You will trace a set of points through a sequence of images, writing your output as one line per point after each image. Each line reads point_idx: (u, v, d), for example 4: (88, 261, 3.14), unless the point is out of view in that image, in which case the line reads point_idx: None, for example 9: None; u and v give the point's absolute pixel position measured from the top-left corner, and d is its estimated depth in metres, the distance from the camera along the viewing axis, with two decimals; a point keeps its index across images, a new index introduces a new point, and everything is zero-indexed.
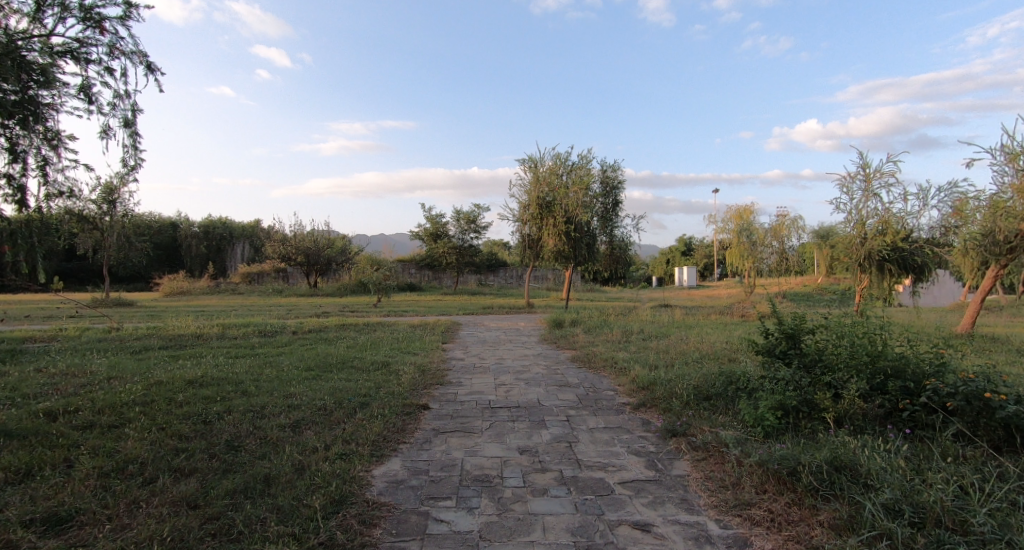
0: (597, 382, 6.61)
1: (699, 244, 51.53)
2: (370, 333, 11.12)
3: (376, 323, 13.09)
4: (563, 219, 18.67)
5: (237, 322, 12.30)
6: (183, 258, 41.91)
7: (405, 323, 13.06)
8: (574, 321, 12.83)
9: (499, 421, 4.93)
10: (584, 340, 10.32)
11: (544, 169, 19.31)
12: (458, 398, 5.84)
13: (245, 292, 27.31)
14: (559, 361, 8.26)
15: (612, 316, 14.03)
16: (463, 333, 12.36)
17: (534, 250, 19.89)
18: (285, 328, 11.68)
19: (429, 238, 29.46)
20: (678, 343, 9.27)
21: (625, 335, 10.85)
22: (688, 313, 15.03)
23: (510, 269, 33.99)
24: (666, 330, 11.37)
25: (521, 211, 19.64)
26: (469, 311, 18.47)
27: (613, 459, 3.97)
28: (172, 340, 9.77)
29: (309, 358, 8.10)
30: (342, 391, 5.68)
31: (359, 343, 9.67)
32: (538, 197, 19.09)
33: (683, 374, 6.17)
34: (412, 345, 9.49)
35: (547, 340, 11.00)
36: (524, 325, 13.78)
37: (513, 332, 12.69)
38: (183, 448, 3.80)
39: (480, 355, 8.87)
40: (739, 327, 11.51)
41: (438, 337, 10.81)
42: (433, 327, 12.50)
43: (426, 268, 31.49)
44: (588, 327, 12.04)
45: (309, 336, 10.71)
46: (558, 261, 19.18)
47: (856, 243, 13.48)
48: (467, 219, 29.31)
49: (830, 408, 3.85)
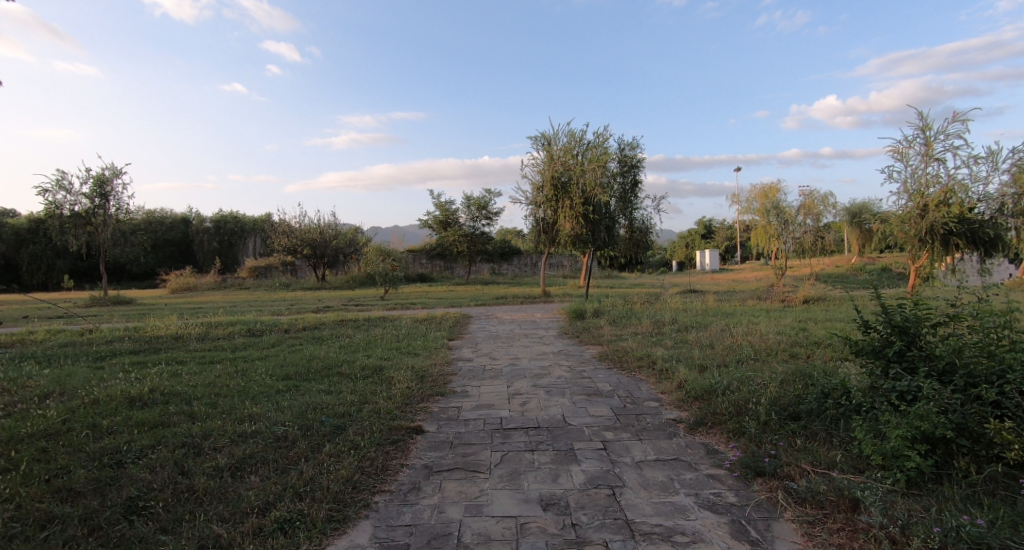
0: (634, 389, 5.35)
1: (720, 226, 49.78)
2: (369, 330, 9.96)
3: (379, 318, 11.96)
4: (580, 200, 17.29)
5: (227, 320, 11.23)
6: (195, 254, 41.38)
7: (410, 318, 11.88)
8: (596, 312, 11.57)
9: (513, 453, 3.72)
10: (609, 333, 9.06)
11: (558, 148, 17.99)
12: (460, 416, 4.62)
13: (251, 287, 26.44)
14: (583, 360, 7.01)
15: (637, 305, 12.70)
16: (474, 327, 11.16)
17: (549, 235, 18.58)
18: (276, 325, 10.57)
19: (439, 227, 28.30)
20: (723, 335, 7.97)
21: (657, 326, 9.56)
22: (722, 300, 13.68)
23: (523, 257, 32.73)
24: (702, 320, 10.05)
25: (534, 193, 18.34)
26: (481, 301, 17.30)
27: (679, 519, 2.72)
28: (147, 342, 8.71)
29: (292, 362, 6.94)
30: (315, 411, 4.49)
31: (354, 343, 8.52)
32: (553, 177, 17.72)
33: (746, 380, 4.88)
34: (414, 343, 8.29)
35: (568, 334, 9.76)
36: (541, 316, 12.55)
37: (529, 324, 11.48)
38: (55, 520, 2.64)
39: (492, 355, 7.67)
40: (786, 314, 10.15)
41: (445, 333, 9.64)
42: (440, 322, 11.31)
43: (437, 258, 30.37)
44: (613, 317, 10.77)
45: (301, 335, 9.58)
46: (575, 245, 17.87)
47: (915, 217, 12.03)
48: (478, 205, 28.06)
49: (1013, 445, 2.64)
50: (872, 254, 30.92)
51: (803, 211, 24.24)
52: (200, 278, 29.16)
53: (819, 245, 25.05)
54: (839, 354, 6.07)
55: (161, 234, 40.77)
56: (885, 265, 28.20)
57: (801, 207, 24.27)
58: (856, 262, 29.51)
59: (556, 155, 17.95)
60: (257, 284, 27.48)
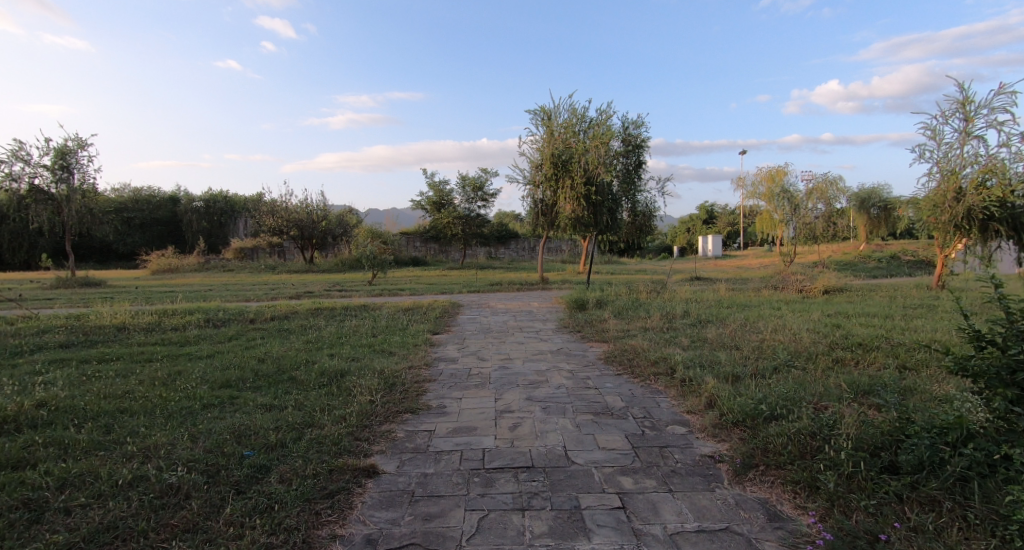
0: (652, 407, 4.28)
1: (723, 212, 48.71)
2: (345, 321, 8.90)
3: (360, 306, 10.87)
4: (581, 179, 16.10)
5: (190, 308, 10.12)
6: (184, 234, 40.09)
7: (394, 306, 10.80)
8: (599, 302, 10.51)
9: (496, 515, 2.64)
10: (615, 329, 7.99)
11: (559, 123, 16.76)
12: (431, 446, 3.54)
13: (235, 269, 25.27)
14: (587, 363, 5.95)
15: (643, 294, 11.64)
16: (464, 318, 10.07)
17: (548, 218, 17.41)
18: (242, 314, 9.49)
19: (433, 208, 27.07)
20: (748, 333, 6.93)
21: (669, 320, 8.50)
22: (736, 290, 12.63)
23: (521, 241, 31.59)
24: (719, 313, 8.99)
25: (532, 172, 17.14)
26: (475, 288, 16.19)
27: None
28: (86, 336, 7.62)
29: (242, 361, 5.87)
30: (238, 441, 3.41)
31: (324, 337, 7.43)
32: (553, 155, 16.51)
33: (799, 400, 3.80)
34: (391, 338, 7.23)
35: (568, 327, 8.71)
36: (539, 306, 11.47)
37: (525, 315, 10.40)
38: None
39: (480, 354, 6.61)
40: (811, 307, 9.10)
41: (430, 325, 8.58)
42: (426, 311, 10.26)
43: (431, 241, 29.22)
44: (618, 309, 9.73)
45: (266, 326, 8.49)
46: (576, 229, 16.72)
47: (950, 200, 10.92)
48: (473, 186, 26.69)
49: None
50: (880, 241, 29.95)
51: (813, 196, 23.08)
52: (183, 258, 27.95)
53: (830, 232, 23.94)
54: (898, 363, 5.02)
55: (149, 214, 39.45)
56: (895, 253, 27.22)
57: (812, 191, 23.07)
58: (865, 249, 28.51)
59: (557, 132, 16.71)
60: (243, 265, 26.33)
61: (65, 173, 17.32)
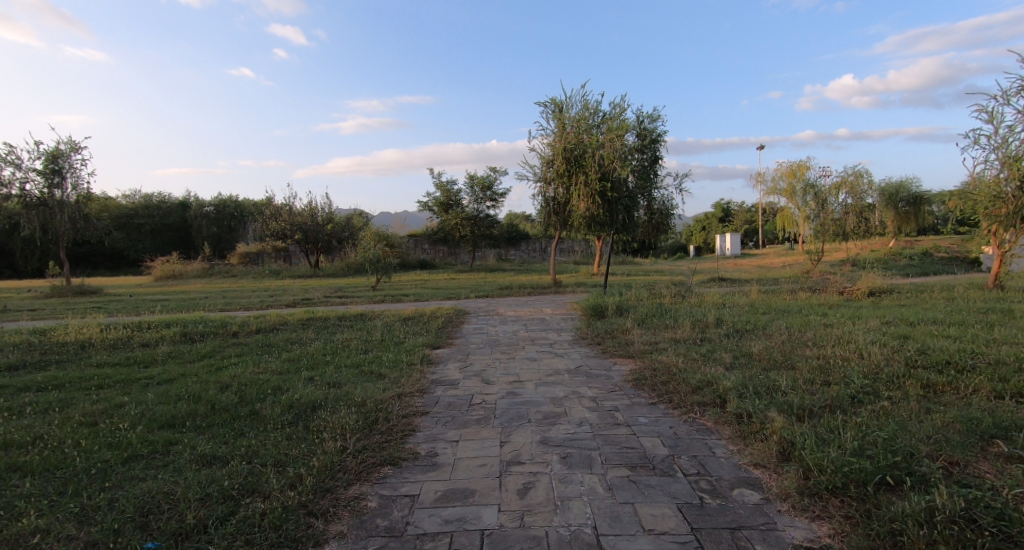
0: (706, 457, 3.27)
1: (739, 210, 47.41)
2: (337, 333, 7.98)
3: (357, 315, 9.96)
4: (596, 175, 15.06)
5: (170, 319, 9.26)
6: (193, 239, 39.66)
7: (394, 315, 9.88)
8: (620, 308, 9.49)
9: None
10: (641, 342, 6.97)
11: (572, 116, 15.75)
12: (411, 528, 2.57)
13: (239, 274, 24.57)
14: (614, 388, 4.95)
15: (665, 299, 10.62)
16: (469, 328, 9.11)
17: (561, 218, 16.38)
18: (224, 326, 8.60)
19: (440, 209, 26.18)
20: (800, 348, 5.88)
21: (701, 331, 7.46)
22: (768, 293, 11.56)
23: (532, 242, 30.62)
24: (757, 321, 7.94)
25: (543, 169, 16.14)
26: (483, 292, 15.24)
27: None
28: (42, 355, 6.75)
29: (201, 387, 4.94)
30: (142, 526, 2.47)
31: (307, 355, 6.50)
32: (566, 150, 15.50)
33: (915, 454, 2.76)
34: (383, 356, 6.27)
35: (586, 339, 7.70)
36: (551, 314, 10.48)
37: (536, 324, 9.41)
38: None
39: (485, 375, 5.63)
40: (862, 313, 8.04)
41: (430, 338, 7.63)
42: (428, 320, 9.32)
43: (440, 243, 28.37)
44: (641, 316, 8.71)
45: (247, 341, 7.58)
46: (590, 229, 15.69)
47: (1012, 191, 9.75)
48: (481, 185, 25.70)
49: None
50: (909, 238, 28.58)
51: (841, 191, 21.78)
52: (188, 264, 27.35)
53: (861, 228, 22.65)
54: (1011, 392, 3.95)
55: (159, 219, 39.12)
56: (926, 250, 25.85)
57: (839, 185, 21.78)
58: (895, 246, 27.18)
59: (569, 126, 15.69)
60: (248, 271, 25.64)
61: (58, 179, 16.66)
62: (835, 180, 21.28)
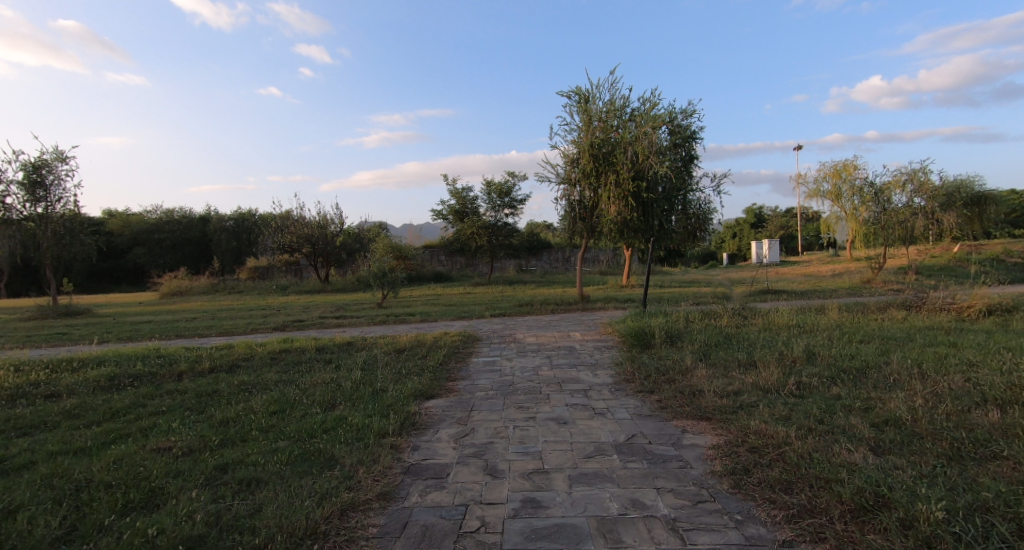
0: None
1: (773, 216, 45.04)
2: (307, 375, 6.11)
3: (344, 344, 8.09)
4: (629, 175, 13.10)
5: (114, 349, 7.50)
6: (213, 254, 38.65)
7: (388, 344, 8.00)
8: (671, 335, 7.49)
9: None
10: (714, 394, 4.96)
11: (598, 107, 13.69)
12: None
13: (245, 290, 23.11)
14: (701, 496, 2.98)
15: (722, 321, 8.59)
16: (478, 362, 7.18)
17: (588, 224, 14.34)
18: (170, 360, 6.79)
19: (456, 218, 24.46)
20: (975, 413, 3.83)
21: (792, 374, 5.43)
22: (849, 311, 9.48)
23: (554, 251, 28.71)
24: (865, 358, 5.89)
25: (567, 169, 14.13)
26: (501, 310, 13.37)
27: None
28: None
29: (41, 487, 3.11)
30: None
31: (247, 415, 4.64)
32: (593, 146, 13.46)
33: None
34: (347, 419, 4.39)
35: (633, 383, 5.69)
36: (581, 341, 8.49)
37: (563, 356, 7.44)
38: None
39: (490, 459, 3.70)
40: (1005, 348, 5.96)
41: (424, 384, 5.71)
42: (427, 352, 7.41)
43: (457, 254, 26.72)
44: (701, 348, 6.68)
45: (188, 387, 5.76)
46: (623, 235, 13.75)
47: None
48: (499, 192, 23.85)
49: None
50: (972, 245, 26.14)
51: (899, 187, 19.63)
52: (196, 279, 26.06)
53: (930, 233, 20.01)
54: None
55: (180, 234, 38.31)
56: (995, 255, 23.81)
57: (896, 181, 19.71)
58: (957, 254, 24.91)
59: (596, 119, 13.68)
60: (256, 286, 24.18)
61: (42, 193, 15.37)
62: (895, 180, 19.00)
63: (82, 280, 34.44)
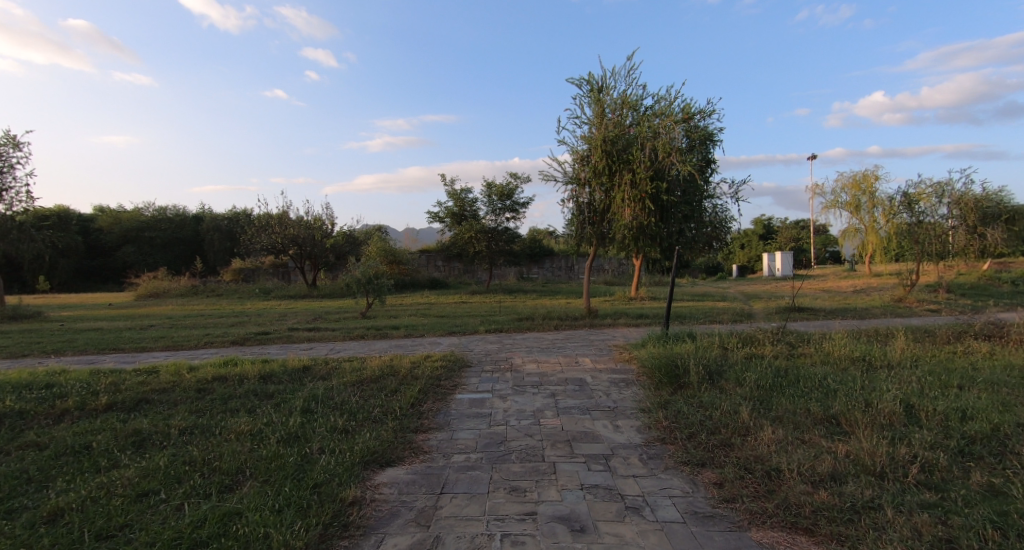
0: None
1: (782, 227, 43.58)
2: (229, 420, 4.51)
3: (298, 370, 6.47)
4: (647, 174, 11.53)
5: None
6: (204, 254, 36.96)
7: (352, 372, 6.39)
8: (709, 370, 5.90)
9: None
10: (799, 480, 3.36)
11: (612, 97, 12.11)
12: None
13: (225, 294, 21.54)
14: None
15: (766, 352, 7.00)
16: (463, 401, 5.59)
17: (598, 230, 12.73)
18: (58, 392, 5.17)
19: (453, 221, 22.87)
20: None
21: (901, 442, 3.86)
22: (912, 339, 7.93)
23: (557, 259, 27.23)
24: (988, 416, 4.33)
25: (576, 167, 12.53)
26: (497, 324, 11.82)
27: None
28: None
29: None
30: None
31: (95, 502, 3.03)
32: (606, 142, 11.87)
33: None
34: (241, 521, 2.79)
35: (671, 449, 4.11)
36: (592, 372, 6.88)
37: (572, 394, 5.84)
38: None
39: None
40: None
41: (381, 442, 4.11)
42: (398, 385, 5.81)
43: (455, 260, 25.23)
44: (753, 394, 5.10)
45: (55, 437, 4.14)
46: (638, 243, 12.13)
47: None
48: (500, 195, 22.29)
49: None
50: (999, 260, 24.90)
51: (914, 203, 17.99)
52: (175, 279, 24.50)
53: (970, 249, 18.41)
54: None
55: (171, 232, 36.67)
56: None
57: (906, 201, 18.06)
58: (987, 272, 23.39)
59: (610, 112, 12.07)
60: (239, 288, 22.63)
61: None
62: (928, 188, 17.41)
63: (65, 278, 33.10)
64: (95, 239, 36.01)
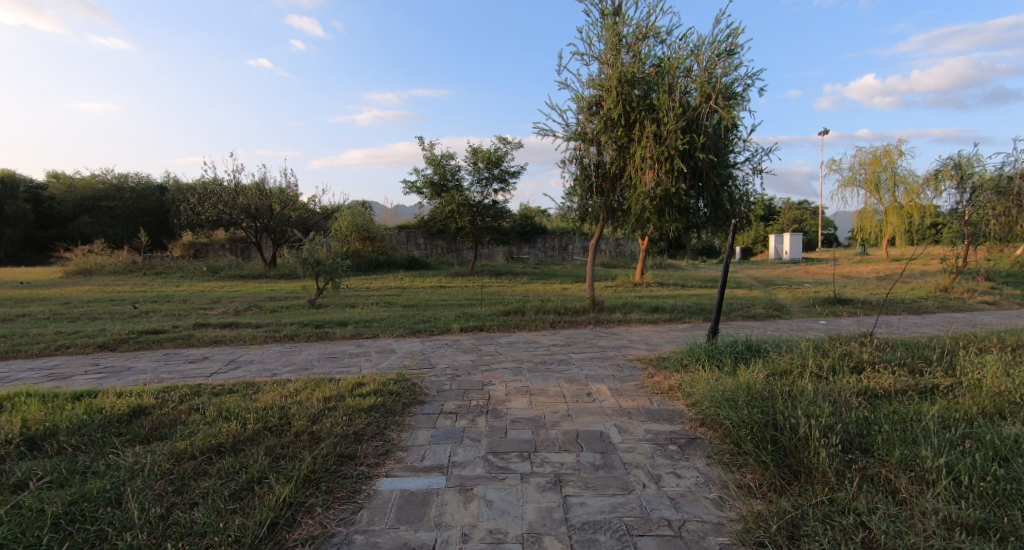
0: None
1: (786, 208, 41.19)
2: None
3: (112, 421, 3.71)
4: (678, 127, 8.72)
5: None
6: (171, 226, 33.53)
7: (205, 428, 3.64)
8: (847, 441, 3.20)
9: None
10: None
11: (631, 27, 9.18)
12: None
13: (168, 272, 18.60)
14: None
15: (894, 384, 4.34)
16: (386, 504, 2.89)
17: (608, 200, 9.99)
18: None
19: (432, 192, 19.90)
20: None
21: None
22: None
23: (550, 237, 24.55)
24: None
25: (584, 121, 9.69)
26: (477, 319, 9.11)
27: None
28: None
29: None
30: None
31: None
32: (623, 86, 9.02)
33: None
34: None
35: None
36: (616, 420, 4.19)
37: (593, 482, 3.15)
38: None
39: None
40: None
41: None
42: (267, 466, 3.10)
43: (436, 236, 22.44)
44: (986, 521, 2.42)
45: None
46: (662, 216, 9.38)
47: None
48: (486, 161, 19.28)
49: None
50: None
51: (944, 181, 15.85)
52: (115, 254, 21.39)
53: None
54: None
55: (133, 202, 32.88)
56: None
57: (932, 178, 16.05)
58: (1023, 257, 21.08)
59: (627, 46, 9.18)
60: (186, 266, 19.62)
61: None
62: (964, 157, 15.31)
63: (13, 250, 29.93)
64: (48, 208, 32.64)
